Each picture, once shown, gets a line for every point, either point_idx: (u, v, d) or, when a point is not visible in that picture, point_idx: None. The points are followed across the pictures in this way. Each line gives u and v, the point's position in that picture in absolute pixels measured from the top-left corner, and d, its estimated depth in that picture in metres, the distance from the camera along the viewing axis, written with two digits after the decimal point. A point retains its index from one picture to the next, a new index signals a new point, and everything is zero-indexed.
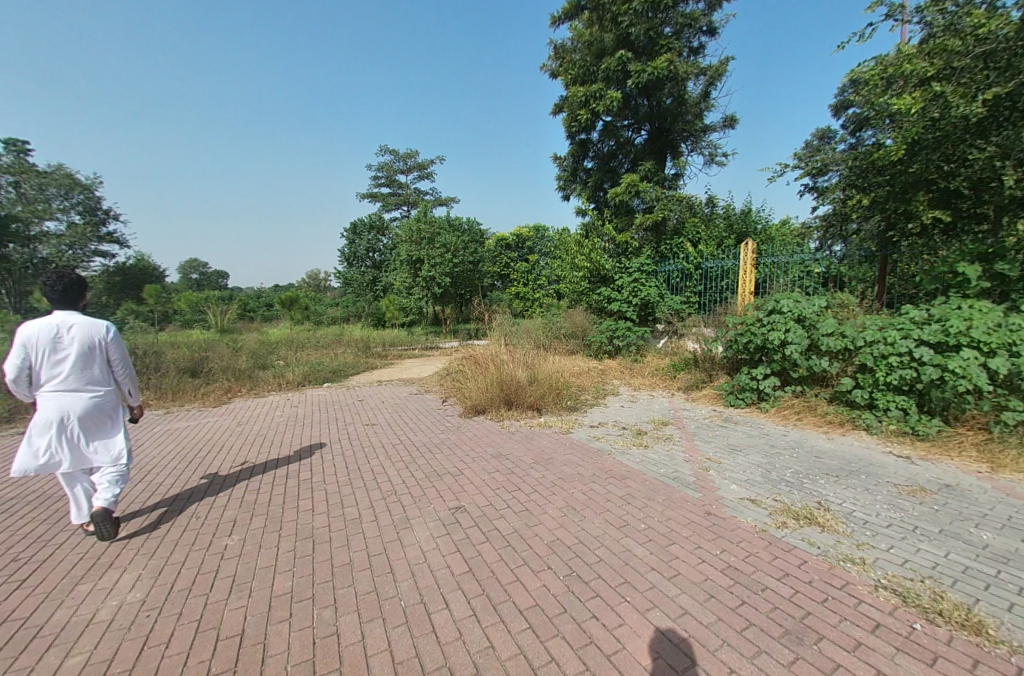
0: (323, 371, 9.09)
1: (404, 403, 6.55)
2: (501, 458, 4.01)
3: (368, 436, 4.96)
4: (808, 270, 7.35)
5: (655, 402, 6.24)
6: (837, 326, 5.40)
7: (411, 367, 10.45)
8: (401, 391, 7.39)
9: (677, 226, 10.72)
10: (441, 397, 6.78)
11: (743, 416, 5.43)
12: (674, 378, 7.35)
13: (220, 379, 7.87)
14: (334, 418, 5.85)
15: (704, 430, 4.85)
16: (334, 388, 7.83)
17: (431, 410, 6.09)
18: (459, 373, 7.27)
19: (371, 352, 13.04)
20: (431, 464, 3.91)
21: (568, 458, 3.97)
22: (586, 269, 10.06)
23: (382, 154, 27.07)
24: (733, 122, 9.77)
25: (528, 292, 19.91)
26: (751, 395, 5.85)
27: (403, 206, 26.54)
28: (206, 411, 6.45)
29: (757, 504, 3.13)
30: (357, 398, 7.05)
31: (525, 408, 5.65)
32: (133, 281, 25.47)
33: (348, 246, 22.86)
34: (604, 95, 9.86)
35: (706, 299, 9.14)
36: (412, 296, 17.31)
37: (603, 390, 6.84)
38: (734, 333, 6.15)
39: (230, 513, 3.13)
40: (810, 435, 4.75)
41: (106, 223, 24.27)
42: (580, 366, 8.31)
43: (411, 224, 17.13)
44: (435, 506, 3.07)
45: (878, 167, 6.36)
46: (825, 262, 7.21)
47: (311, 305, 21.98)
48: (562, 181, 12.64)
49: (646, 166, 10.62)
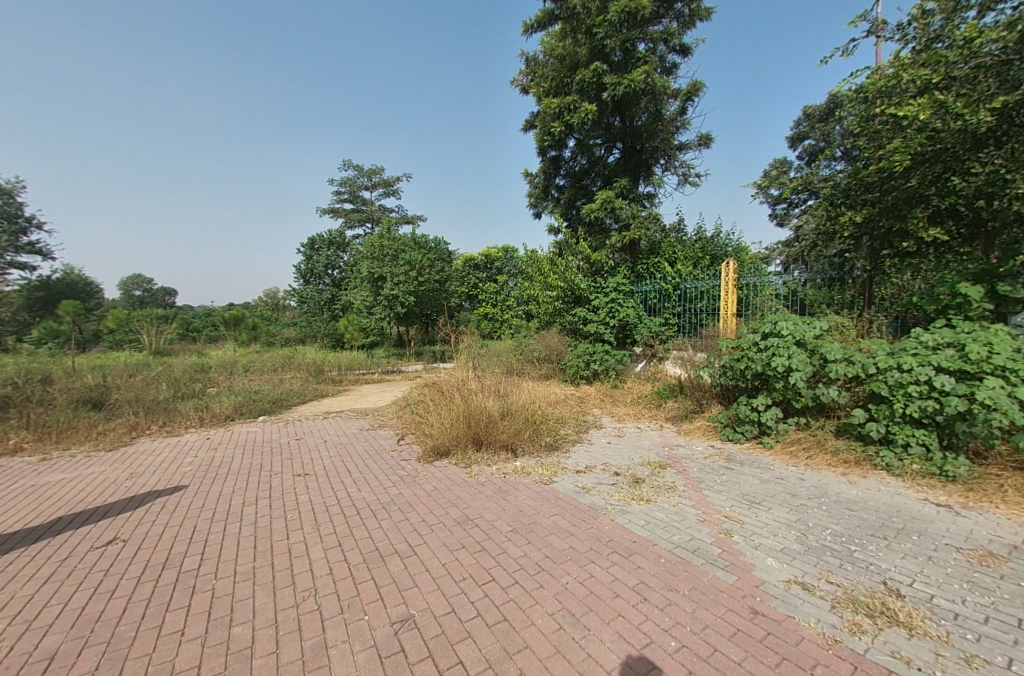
0: (261, 401, 7.86)
1: (350, 443, 5.47)
2: (466, 524, 3.08)
3: (295, 489, 3.93)
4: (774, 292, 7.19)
5: (643, 437, 5.48)
6: (843, 350, 4.80)
7: (368, 394, 9.36)
8: (351, 426, 6.28)
9: (653, 245, 10.27)
10: (396, 434, 5.76)
11: (746, 454, 4.72)
12: (660, 408, 6.65)
13: (125, 413, 6.53)
14: (259, 465, 4.75)
15: (708, 475, 4.09)
16: (269, 423, 6.63)
17: (382, 451, 5.05)
18: (419, 404, 6.28)
19: (323, 378, 11.79)
20: (373, 537, 2.95)
21: (552, 523, 3.08)
22: (560, 289, 9.42)
23: (345, 169, 25.99)
24: (709, 141, 9.33)
25: (496, 313, 19.14)
26: (751, 429, 5.14)
27: (366, 222, 25.45)
28: (95, 459, 5.17)
29: (809, 592, 2.36)
30: (295, 436, 5.92)
31: (496, 448, 4.73)
32: (58, 296, 22.93)
33: (305, 262, 21.40)
34: (579, 108, 9.27)
35: (686, 321, 8.62)
36: (373, 315, 16.16)
37: (584, 422, 6.03)
38: (728, 359, 5.47)
39: (51, 644, 2.10)
40: (829, 479, 4.07)
41: (29, 233, 21.84)
42: (556, 395, 7.48)
43: (374, 240, 16.14)
44: (371, 619, 2.14)
45: (868, 183, 6.04)
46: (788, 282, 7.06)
47: (262, 325, 20.32)
48: (532, 197, 12.10)
49: (622, 182, 9.97)
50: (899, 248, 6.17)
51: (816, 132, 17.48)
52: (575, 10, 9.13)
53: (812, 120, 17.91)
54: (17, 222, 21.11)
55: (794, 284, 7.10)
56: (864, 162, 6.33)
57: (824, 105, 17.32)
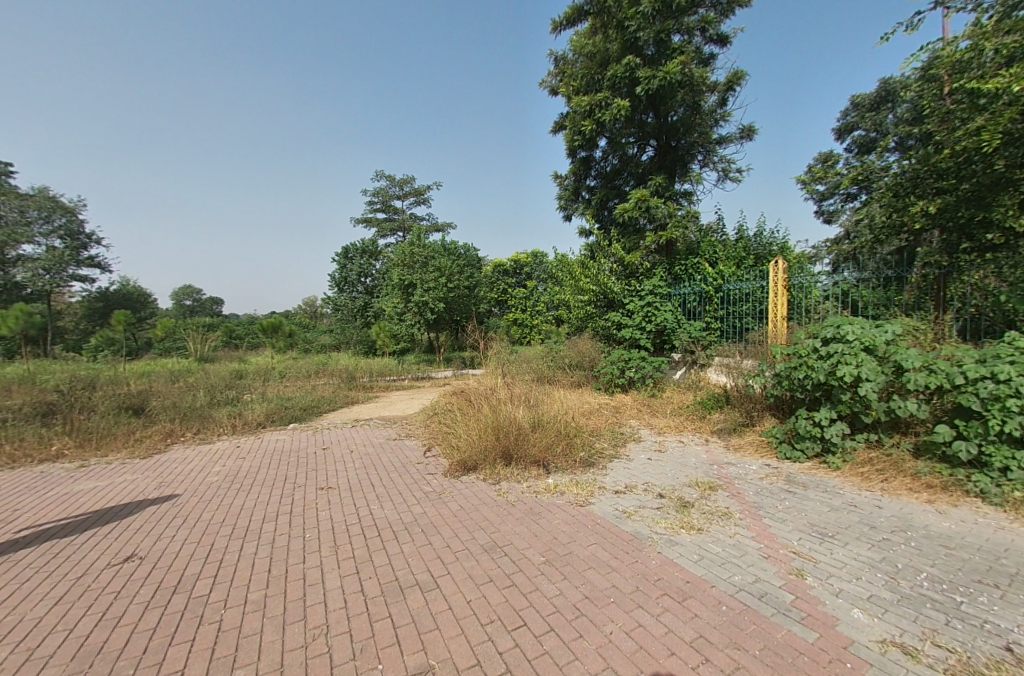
0: (291, 408, 7.84)
1: (377, 454, 5.26)
2: (494, 552, 2.78)
3: (317, 504, 3.73)
4: (827, 295, 6.68)
5: (688, 452, 5.03)
6: (922, 357, 4.23)
7: (397, 402, 9.25)
8: (379, 435, 6.10)
9: (692, 245, 9.72)
10: (423, 444, 5.55)
11: (808, 475, 4.22)
12: (704, 419, 6.16)
13: (161, 420, 6.62)
14: (283, 476, 4.60)
15: (768, 500, 3.62)
16: (298, 431, 6.55)
17: (409, 464, 4.80)
18: (447, 414, 6.05)
19: (354, 384, 11.83)
20: (393, 565, 2.69)
21: (591, 554, 2.73)
22: (592, 293, 9.06)
23: (377, 179, 26.44)
24: (752, 133, 8.68)
25: (526, 319, 18.84)
26: (812, 446, 4.60)
27: (398, 230, 25.78)
28: (129, 467, 5.18)
29: (913, 657, 1.93)
30: (323, 445, 5.77)
31: (527, 463, 4.41)
32: (114, 306, 24.28)
33: (339, 270, 21.78)
34: (611, 104, 8.81)
35: (730, 325, 8.06)
36: (403, 322, 16.21)
37: (621, 435, 5.63)
38: (784, 367, 4.96)
39: None
40: (913, 508, 3.52)
41: (89, 248, 23.28)
42: (590, 403, 7.09)
43: (404, 246, 16.23)
44: (386, 669, 1.87)
45: (942, 169, 5.44)
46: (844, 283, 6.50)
47: (298, 332, 20.79)
48: (562, 199, 11.80)
49: (658, 179, 9.46)
50: (981, 240, 5.45)
51: (866, 122, 16.35)
52: (606, 4, 8.79)
53: (860, 110, 16.78)
54: (78, 237, 22.55)
55: (856, 283, 6.43)
56: (936, 146, 5.67)
57: (875, 93, 16.20)
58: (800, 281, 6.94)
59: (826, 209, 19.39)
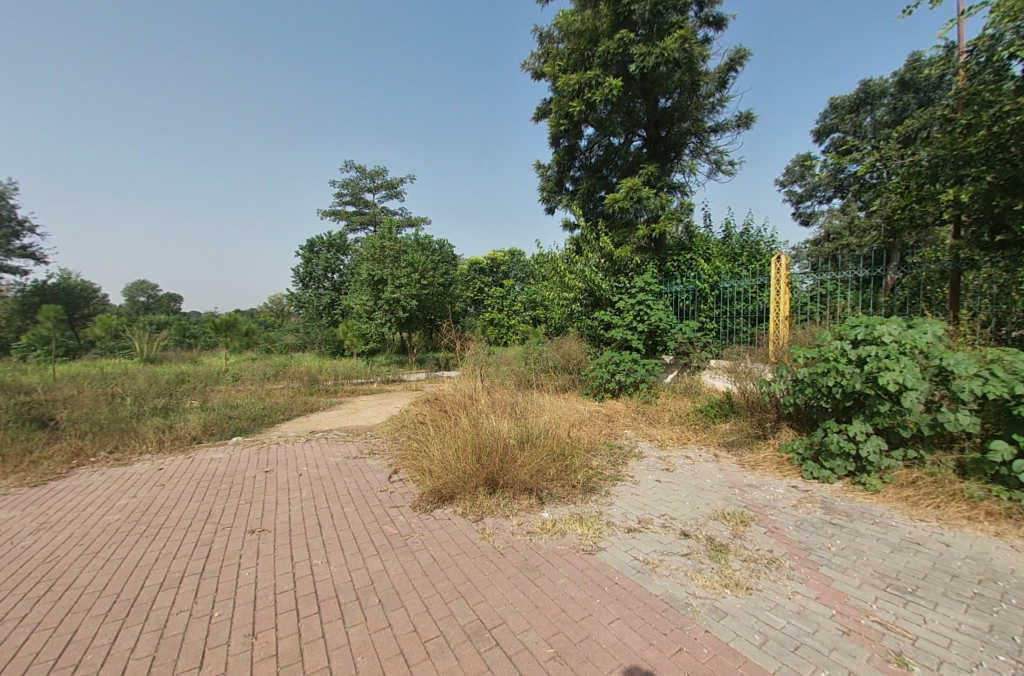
0: (236, 418, 6.77)
1: (331, 478, 4.29)
2: (482, 641, 1.97)
3: (240, 558, 2.80)
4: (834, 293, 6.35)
5: (700, 470, 4.35)
6: (972, 362, 3.64)
7: (363, 408, 8.29)
8: (336, 452, 5.14)
9: (683, 240, 9.16)
10: (388, 463, 4.65)
11: (847, 501, 3.58)
12: (709, 430, 5.52)
13: (68, 436, 5.48)
14: (207, 511, 3.60)
15: (816, 540, 2.95)
16: (240, 448, 5.51)
17: (368, 490, 3.89)
18: (417, 426, 5.17)
19: (317, 388, 10.77)
20: (333, 671, 1.85)
21: (616, 641, 1.96)
22: (578, 290, 8.34)
23: (347, 170, 24.97)
24: (751, 121, 8.13)
25: (502, 318, 17.98)
26: (844, 465, 3.96)
27: (368, 225, 24.48)
28: (7, 501, 4.05)
29: None
30: (267, 466, 4.74)
31: (516, 492, 3.58)
32: (51, 301, 22.02)
33: (304, 264, 20.26)
34: (602, 83, 8.06)
35: (726, 325, 7.51)
36: (373, 320, 15.13)
37: (620, 449, 4.90)
38: (808, 372, 4.31)
39: None
40: (983, 546, 2.93)
41: (21, 236, 21.02)
42: (579, 411, 6.34)
43: (374, 240, 15.19)
44: None
45: (968, 156, 4.93)
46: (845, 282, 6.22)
47: (257, 331, 19.31)
48: (545, 191, 11.05)
49: (649, 168, 8.75)
50: (1015, 232, 4.89)
51: (846, 124, 16.30)
52: None
53: (839, 112, 16.72)
54: (10, 224, 20.37)
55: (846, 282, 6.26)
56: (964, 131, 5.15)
57: (854, 95, 16.16)
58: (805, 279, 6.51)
59: (804, 211, 19.41)
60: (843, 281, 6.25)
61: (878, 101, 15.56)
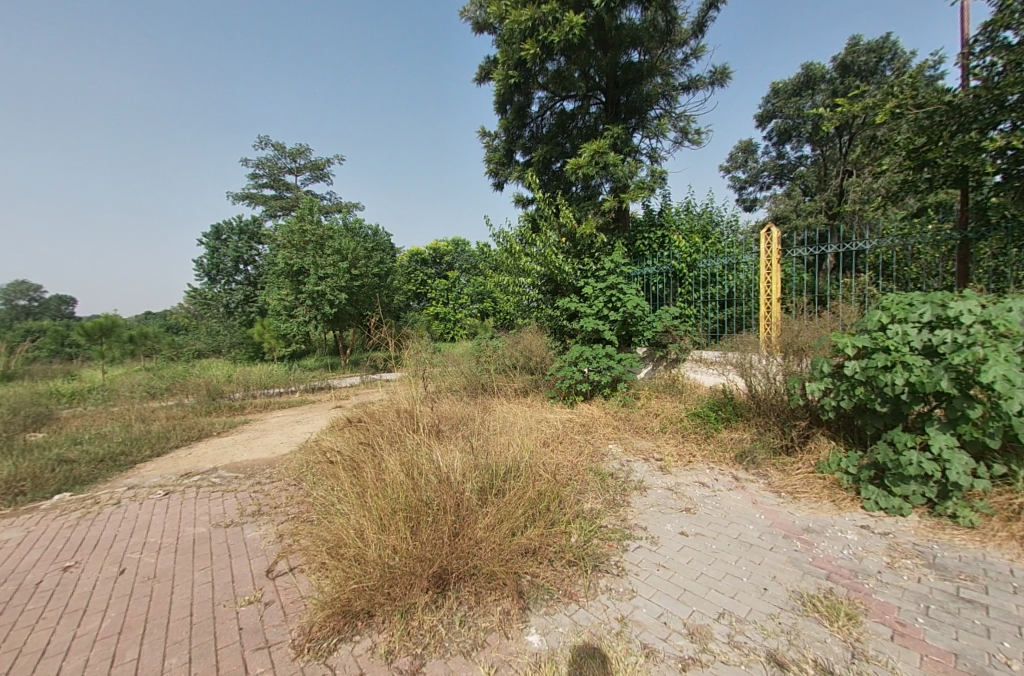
0: (69, 464, 4.75)
1: (171, 573, 2.63)
2: None
3: None
4: (800, 277, 5.67)
5: (730, 507, 3.15)
6: None
7: (272, 431, 6.41)
8: (205, 514, 3.44)
9: (650, 216, 8.07)
10: (277, 530, 3.02)
11: (953, 552, 2.52)
12: (715, 440, 4.39)
13: None
14: None
15: (976, 649, 1.82)
16: (50, 518, 3.62)
17: (226, 599, 2.32)
18: (328, 468, 3.55)
19: (219, 404, 8.63)
20: None
21: None
22: (536, 273, 6.97)
23: (260, 147, 21.70)
24: (726, 77, 7.16)
25: (448, 313, 16.34)
26: (921, 492, 2.93)
27: (290, 210, 21.66)
28: None
29: None
30: (70, 557, 2.95)
31: (478, 591, 2.17)
32: None
33: (210, 255, 17.25)
34: (559, 21, 6.66)
35: (707, 309, 6.49)
36: (293, 318, 12.94)
37: (614, 480, 3.59)
38: (860, 367, 3.23)
39: None
40: None
41: None
42: (550, 423, 4.99)
43: (291, 225, 12.95)
44: None
45: (1005, 99, 4.19)
46: (792, 265, 5.70)
47: (154, 334, 16.22)
48: (492, 163, 9.57)
49: (614, 129, 7.53)
50: None
51: (788, 108, 16.12)
52: None
53: (780, 96, 16.49)
54: None
55: (798, 263, 5.68)
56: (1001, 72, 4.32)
57: (795, 79, 15.88)
58: (795, 257, 5.55)
59: (747, 197, 19.43)
60: (791, 262, 5.69)
61: (818, 85, 15.34)
